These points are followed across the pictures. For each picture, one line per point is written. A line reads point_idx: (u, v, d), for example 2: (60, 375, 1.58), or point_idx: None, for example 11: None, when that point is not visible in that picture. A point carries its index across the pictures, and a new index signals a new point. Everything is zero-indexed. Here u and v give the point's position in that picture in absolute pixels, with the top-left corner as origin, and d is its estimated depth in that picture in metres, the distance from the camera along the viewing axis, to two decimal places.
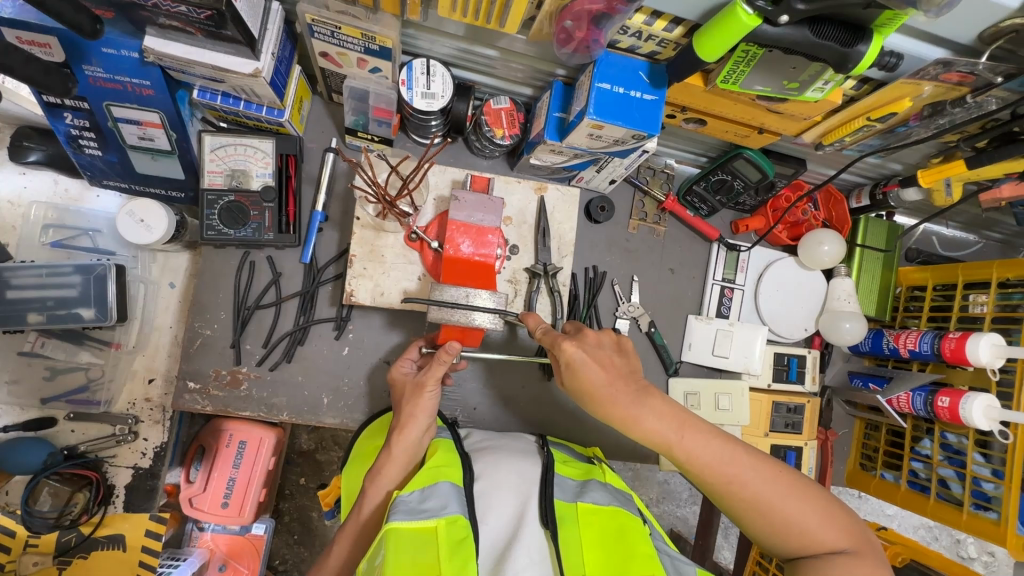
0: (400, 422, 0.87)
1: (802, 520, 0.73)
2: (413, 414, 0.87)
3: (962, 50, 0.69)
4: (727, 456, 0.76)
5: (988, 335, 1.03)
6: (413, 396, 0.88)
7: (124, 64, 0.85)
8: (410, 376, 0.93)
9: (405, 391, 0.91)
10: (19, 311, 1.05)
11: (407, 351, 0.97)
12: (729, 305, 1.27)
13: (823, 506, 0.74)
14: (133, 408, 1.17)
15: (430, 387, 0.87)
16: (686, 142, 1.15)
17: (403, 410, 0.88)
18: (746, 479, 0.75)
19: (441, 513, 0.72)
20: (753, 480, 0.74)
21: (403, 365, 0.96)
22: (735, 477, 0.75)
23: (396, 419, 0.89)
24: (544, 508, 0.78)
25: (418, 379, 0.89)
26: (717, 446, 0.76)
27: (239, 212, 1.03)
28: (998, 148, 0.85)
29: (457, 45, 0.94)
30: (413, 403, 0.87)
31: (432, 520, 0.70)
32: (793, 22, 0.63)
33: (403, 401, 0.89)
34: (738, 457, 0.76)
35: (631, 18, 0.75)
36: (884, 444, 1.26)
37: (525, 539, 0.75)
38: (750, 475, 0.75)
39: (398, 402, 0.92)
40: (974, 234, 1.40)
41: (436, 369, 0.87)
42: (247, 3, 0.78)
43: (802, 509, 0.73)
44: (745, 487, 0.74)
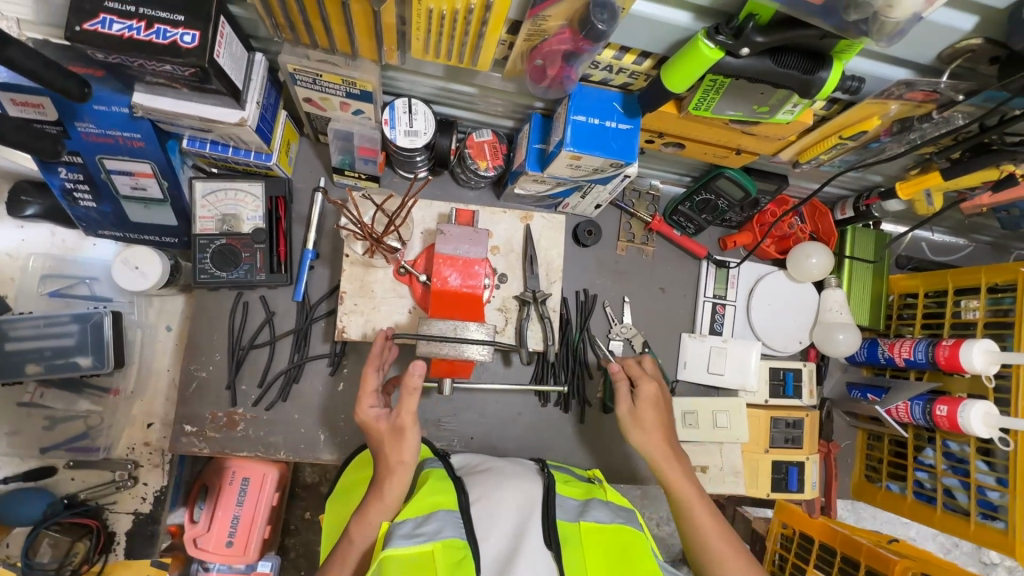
0: (386, 466, 0.84)
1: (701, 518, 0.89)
2: (400, 459, 0.83)
3: (923, 70, 0.71)
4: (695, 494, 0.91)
5: (980, 342, 1.03)
6: (394, 440, 0.85)
7: (115, 120, 0.88)
8: (383, 420, 0.88)
9: (382, 435, 0.86)
10: (17, 362, 1.06)
11: (366, 385, 0.92)
12: (722, 321, 1.28)
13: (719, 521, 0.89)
14: (133, 453, 1.18)
15: (410, 427, 0.84)
16: (669, 164, 1.17)
17: (387, 454, 0.84)
18: (703, 513, 0.89)
19: (437, 537, 0.71)
20: (672, 468, 0.92)
21: (370, 404, 0.90)
22: (698, 508, 0.89)
23: (382, 463, 0.85)
24: (547, 529, 0.76)
25: (395, 421, 0.85)
26: (688, 481, 0.92)
27: (231, 254, 1.04)
28: (973, 158, 0.85)
29: (436, 84, 0.96)
30: (396, 446, 0.84)
31: (429, 544, 0.70)
32: (754, 54, 0.65)
33: (385, 446, 0.85)
34: (702, 498, 0.91)
35: (601, 53, 0.77)
36: (887, 455, 1.25)
37: (527, 552, 0.73)
38: (710, 515, 0.89)
39: (377, 445, 0.87)
40: (963, 238, 1.40)
41: (410, 403, 0.84)
42: (230, 58, 0.80)
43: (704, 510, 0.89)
44: (703, 523, 0.88)
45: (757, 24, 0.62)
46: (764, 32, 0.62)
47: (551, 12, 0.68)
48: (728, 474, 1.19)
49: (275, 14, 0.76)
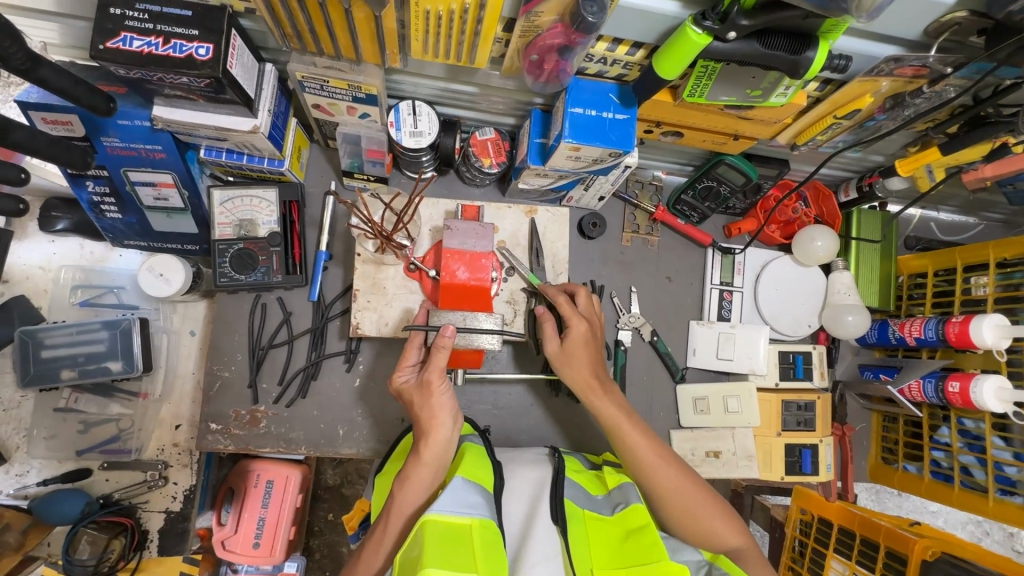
0: (424, 423, 0.86)
1: (676, 487, 0.89)
2: (435, 413, 0.86)
3: (911, 46, 0.72)
4: (660, 455, 0.90)
5: (991, 316, 1.03)
6: (425, 396, 0.87)
7: (137, 133, 0.93)
8: (414, 382, 0.90)
9: (413, 397, 0.89)
10: (53, 368, 1.12)
11: (404, 359, 0.91)
12: (730, 308, 1.29)
13: (697, 489, 0.90)
14: (162, 454, 1.23)
15: (438, 381, 0.86)
16: (669, 154, 1.19)
17: (422, 412, 0.87)
18: (670, 479, 0.89)
19: (474, 513, 0.72)
20: (635, 439, 0.91)
21: (402, 373, 0.92)
22: (665, 472, 0.89)
23: (417, 423, 0.88)
24: (554, 507, 0.79)
25: (425, 377, 0.87)
26: (652, 443, 0.91)
27: (249, 258, 1.09)
28: (969, 132, 0.86)
29: (439, 85, 1.00)
30: (431, 402, 0.86)
31: (466, 519, 0.71)
32: (740, 37, 0.67)
33: (416, 406, 0.88)
34: (667, 458, 0.91)
35: (594, 45, 0.80)
36: (903, 436, 1.25)
37: (537, 534, 0.76)
38: (678, 472, 0.90)
39: (411, 407, 0.90)
40: (972, 216, 1.39)
41: (437, 358, 0.86)
42: (243, 68, 0.85)
43: (676, 478, 0.89)
44: (671, 485, 0.89)
45: (741, 8, 0.64)
46: (750, 15, 0.64)
47: (544, 8, 0.71)
48: (741, 458, 1.20)
49: (283, 25, 0.80)
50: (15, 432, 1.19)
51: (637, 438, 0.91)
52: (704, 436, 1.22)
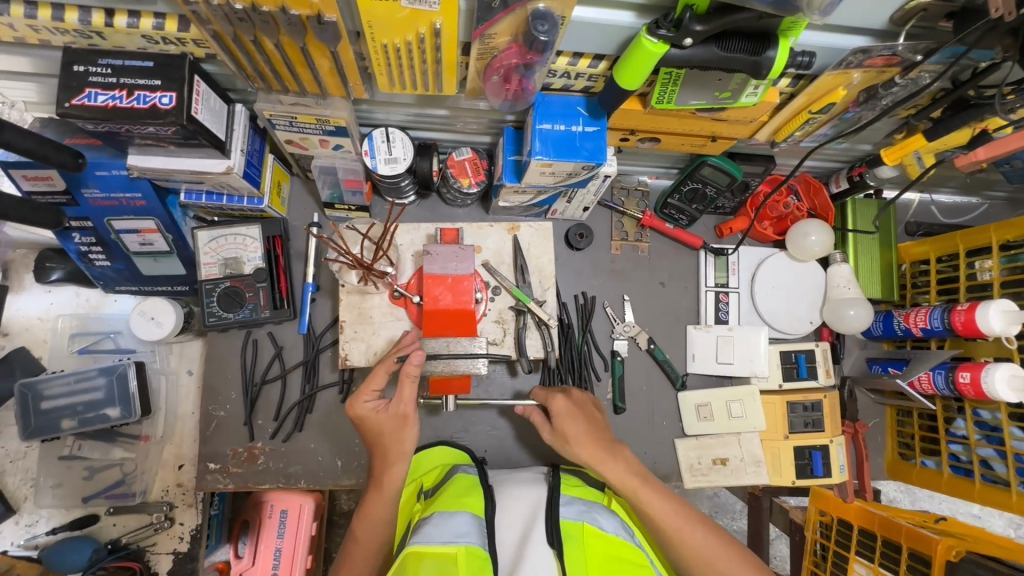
0: (389, 454, 0.89)
1: (704, 550, 0.82)
2: (401, 445, 0.90)
3: (879, 35, 0.69)
4: (683, 518, 0.84)
5: (996, 302, 0.99)
6: (398, 429, 0.90)
7: (117, 182, 0.94)
8: (382, 411, 0.90)
9: (382, 428, 0.90)
10: (53, 419, 1.14)
11: (369, 382, 0.90)
12: (728, 309, 1.26)
13: (736, 550, 0.84)
14: (168, 495, 1.24)
15: (412, 416, 0.90)
16: (651, 159, 1.17)
17: (388, 444, 0.89)
18: (699, 541, 0.83)
19: (459, 541, 0.72)
20: (651, 499, 0.84)
21: (365, 398, 0.90)
22: (690, 537, 0.83)
23: (379, 452, 0.90)
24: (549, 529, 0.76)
25: (397, 410, 0.90)
26: (677, 505, 0.85)
27: (236, 296, 1.09)
28: (953, 116, 0.82)
29: (409, 111, 1.00)
30: (400, 434, 0.90)
31: (451, 547, 0.71)
32: (697, 43, 0.66)
33: (385, 436, 0.90)
34: (692, 519, 0.84)
35: (556, 61, 0.78)
36: (919, 430, 1.20)
37: (530, 556, 0.73)
38: (707, 535, 0.84)
39: (375, 434, 0.91)
40: (975, 197, 1.35)
41: (409, 392, 0.90)
42: (210, 113, 0.85)
43: (705, 539, 0.83)
44: (698, 544, 0.83)
45: (694, 14, 0.63)
46: (703, 20, 0.63)
47: (497, 30, 0.70)
48: (749, 465, 1.17)
49: (244, 67, 0.80)
50: (23, 482, 1.22)
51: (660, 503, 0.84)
52: (709, 443, 1.19)
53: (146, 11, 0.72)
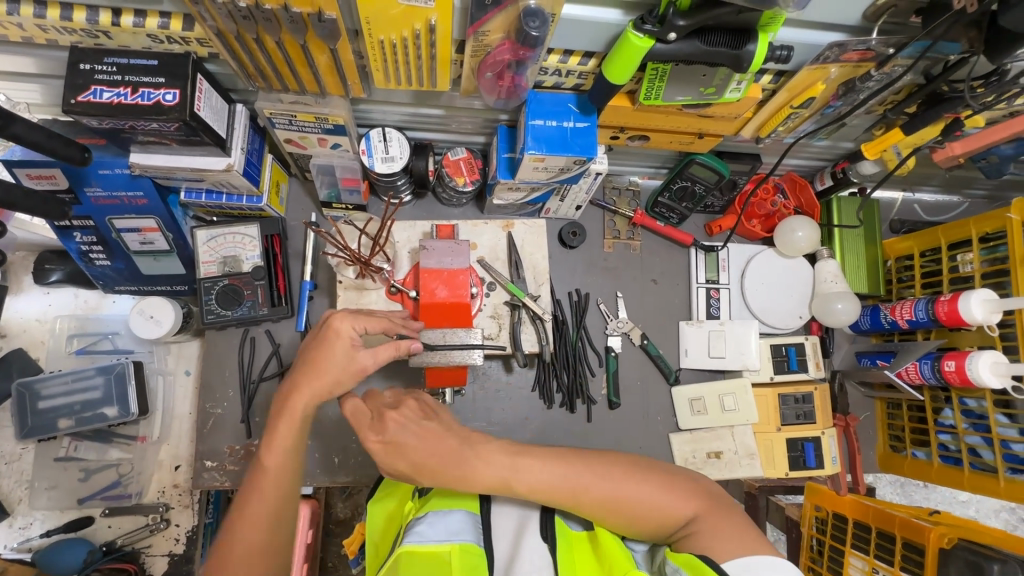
0: (319, 382, 0.75)
1: (599, 488, 0.73)
2: (337, 385, 0.76)
3: (854, 31, 0.73)
4: (616, 480, 0.74)
5: (978, 291, 1.01)
6: (347, 373, 0.76)
7: (119, 181, 0.96)
8: (351, 349, 0.77)
9: (335, 356, 0.76)
10: (50, 419, 1.15)
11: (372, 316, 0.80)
12: (718, 305, 1.28)
13: (635, 473, 0.75)
14: (163, 496, 1.23)
15: (370, 365, 0.77)
16: (641, 158, 1.21)
17: (326, 374, 0.76)
18: (585, 482, 0.73)
19: (453, 539, 0.71)
20: (521, 474, 0.73)
21: (353, 320, 0.78)
22: (574, 484, 0.73)
23: (310, 373, 0.76)
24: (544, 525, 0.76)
25: (361, 360, 0.77)
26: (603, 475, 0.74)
27: (234, 293, 1.11)
28: (928, 110, 0.85)
29: (405, 110, 1.03)
30: (343, 377, 0.76)
31: (445, 546, 0.69)
32: (681, 38, 0.69)
33: (331, 365, 0.76)
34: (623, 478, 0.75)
35: (547, 59, 0.82)
36: (908, 422, 1.22)
37: (525, 552, 0.73)
38: (644, 489, 0.74)
39: (324, 353, 0.76)
40: (956, 195, 1.39)
41: (385, 353, 0.78)
42: (212, 110, 0.88)
43: (602, 482, 0.73)
44: (634, 500, 0.73)
45: (677, 10, 0.66)
46: (686, 15, 0.66)
47: (489, 27, 0.73)
48: (742, 457, 1.18)
49: (247, 66, 0.83)
50: (17, 485, 1.21)
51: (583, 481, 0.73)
52: (703, 437, 1.21)
53: (151, 10, 0.75)
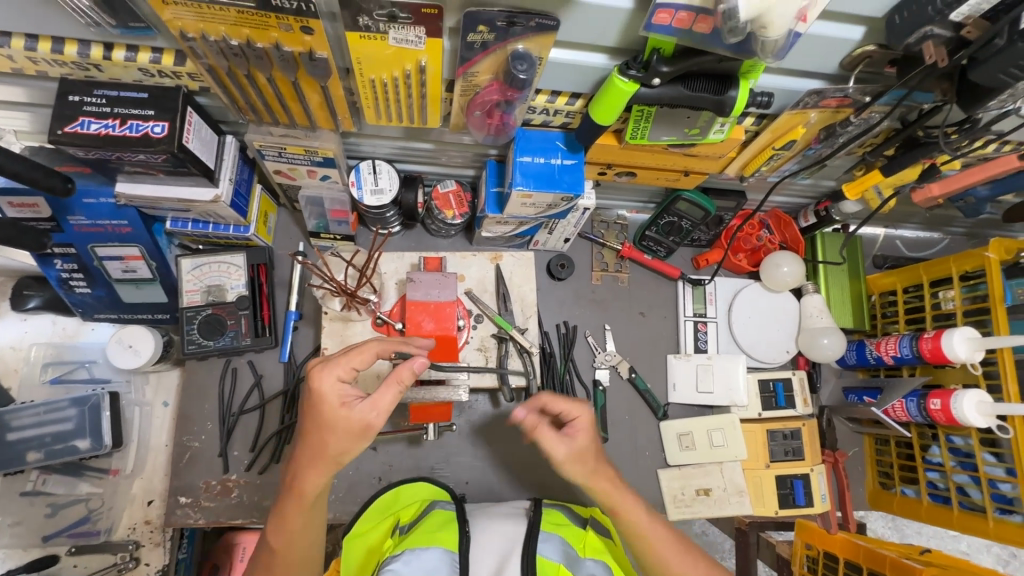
0: (323, 457, 0.69)
1: (667, 557, 0.78)
2: (344, 452, 0.69)
3: (832, 79, 0.75)
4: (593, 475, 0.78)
5: (960, 329, 1.02)
6: (349, 437, 0.69)
7: (103, 210, 0.96)
8: (344, 407, 0.69)
9: (331, 424, 0.69)
10: (19, 452, 1.10)
11: (353, 355, 0.71)
12: (706, 339, 1.28)
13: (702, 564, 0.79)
14: (134, 533, 1.18)
15: (376, 422, 0.69)
16: (629, 193, 1.22)
17: (329, 446, 0.69)
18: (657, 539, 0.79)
19: None
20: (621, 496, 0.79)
21: (338, 373, 0.70)
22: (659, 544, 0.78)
23: (312, 451, 0.70)
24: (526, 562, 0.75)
25: (361, 416, 0.68)
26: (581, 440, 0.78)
27: (217, 323, 1.09)
28: (905, 153, 0.87)
29: (395, 144, 1.04)
30: (348, 442, 0.69)
31: None
32: (665, 82, 0.71)
33: (330, 436, 0.69)
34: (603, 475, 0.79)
35: (535, 98, 0.83)
36: (897, 459, 1.21)
37: None
38: (621, 491, 0.79)
39: (319, 424, 0.69)
40: (936, 232, 1.41)
41: (385, 397, 0.69)
42: (201, 142, 0.88)
43: (679, 554, 0.78)
44: None
45: (661, 56, 0.68)
46: (669, 62, 0.68)
47: (479, 68, 0.74)
48: (731, 495, 1.17)
49: (238, 100, 0.84)
50: None
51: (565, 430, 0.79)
52: (691, 474, 1.19)
53: (144, 46, 0.75)
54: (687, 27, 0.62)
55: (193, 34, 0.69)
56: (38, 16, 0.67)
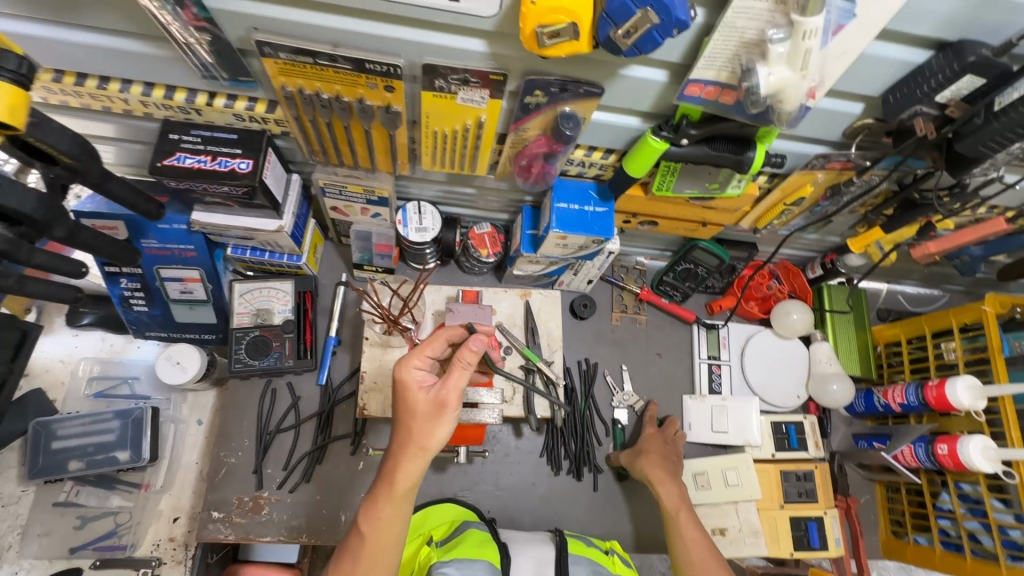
0: (410, 443, 0.76)
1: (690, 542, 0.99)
2: (427, 436, 0.76)
3: (836, 145, 0.87)
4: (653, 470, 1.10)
5: (963, 378, 1.08)
6: (430, 419, 0.76)
7: (175, 235, 1.06)
8: (424, 390, 0.78)
9: (415, 410, 0.76)
10: (60, 460, 1.16)
11: (426, 347, 0.81)
12: (720, 381, 1.35)
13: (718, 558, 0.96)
14: (157, 549, 1.20)
15: (452, 405, 0.76)
16: (649, 241, 1.33)
17: (414, 431, 0.76)
18: (686, 525, 1.01)
19: None
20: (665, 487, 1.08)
21: (415, 363, 0.79)
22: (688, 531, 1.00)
23: (400, 439, 0.77)
24: None
25: (438, 396, 0.76)
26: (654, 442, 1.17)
27: (263, 344, 1.16)
28: (902, 212, 0.98)
29: (441, 188, 1.15)
30: (430, 424, 0.76)
31: None
32: (692, 143, 0.82)
33: (413, 420, 0.76)
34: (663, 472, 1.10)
35: (574, 152, 0.94)
36: (908, 507, 1.24)
37: None
38: (667, 483, 1.08)
39: (403, 412, 0.78)
40: (936, 289, 1.50)
41: (456, 377, 0.77)
42: (274, 178, 0.99)
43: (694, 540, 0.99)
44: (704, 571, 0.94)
45: (690, 121, 0.80)
46: (696, 126, 0.80)
47: (529, 125, 0.86)
48: (747, 535, 1.18)
49: (312, 143, 0.95)
50: (9, 531, 1.18)
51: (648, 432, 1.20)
52: (707, 513, 1.21)
53: (242, 95, 0.88)
54: (713, 99, 0.73)
55: (291, 88, 0.80)
56: (159, 67, 0.79)
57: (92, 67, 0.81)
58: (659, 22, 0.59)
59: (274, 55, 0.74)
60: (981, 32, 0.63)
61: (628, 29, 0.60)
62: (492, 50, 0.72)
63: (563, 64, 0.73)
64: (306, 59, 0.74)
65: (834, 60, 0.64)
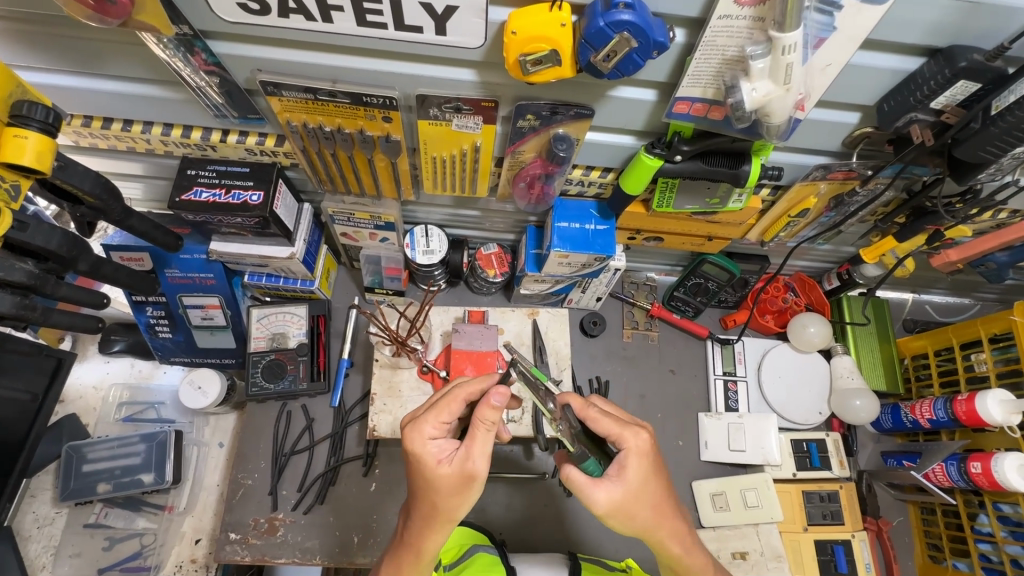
0: (438, 517, 0.71)
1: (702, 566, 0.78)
2: (453, 507, 0.71)
3: (837, 155, 0.86)
4: (657, 514, 0.71)
5: (993, 392, 1.03)
6: (457, 493, 0.70)
7: (195, 264, 1.11)
8: (443, 463, 0.70)
9: (438, 485, 0.69)
10: (91, 482, 1.22)
11: (441, 411, 0.72)
12: (736, 398, 1.30)
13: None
14: (180, 571, 1.22)
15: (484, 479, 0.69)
16: (657, 256, 1.32)
17: (440, 504, 0.70)
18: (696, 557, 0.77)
19: None
20: (652, 521, 0.71)
21: (429, 428, 0.71)
22: (695, 555, 0.76)
23: (424, 512, 0.72)
24: None
25: (464, 469, 0.68)
26: (645, 464, 0.70)
27: (278, 367, 1.20)
28: (916, 220, 0.95)
29: (447, 211, 1.18)
30: (457, 497, 0.70)
31: None
32: (686, 159, 0.82)
33: (436, 496, 0.70)
34: (666, 511, 0.72)
35: (572, 172, 0.96)
36: (945, 530, 1.17)
37: None
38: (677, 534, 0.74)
39: (424, 485, 0.71)
40: (965, 298, 1.44)
41: (488, 447, 0.69)
42: (286, 208, 1.03)
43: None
44: None
45: (682, 138, 0.81)
46: (689, 142, 0.81)
47: (525, 148, 0.88)
48: (770, 560, 1.14)
49: (320, 173, 0.99)
50: (44, 551, 1.22)
51: (630, 445, 0.70)
52: (728, 536, 1.17)
53: (252, 132, 0.92)
54: (703, 115, 0.74)
55: (297, 123, 0.84)
56: (175, 109, 0.85)
57: (117, 113, 0.87)
58: (638, 45, 0.60)
59: (278, 94, 0.78)
60: (971, 38, 0.62)
61: (608, 54, 0.61)
62: (483, 78, 0.75)
63: (551, 89, 0.75)
64: (308, 96, 0.78)
65: (817, 73, 0.65)
